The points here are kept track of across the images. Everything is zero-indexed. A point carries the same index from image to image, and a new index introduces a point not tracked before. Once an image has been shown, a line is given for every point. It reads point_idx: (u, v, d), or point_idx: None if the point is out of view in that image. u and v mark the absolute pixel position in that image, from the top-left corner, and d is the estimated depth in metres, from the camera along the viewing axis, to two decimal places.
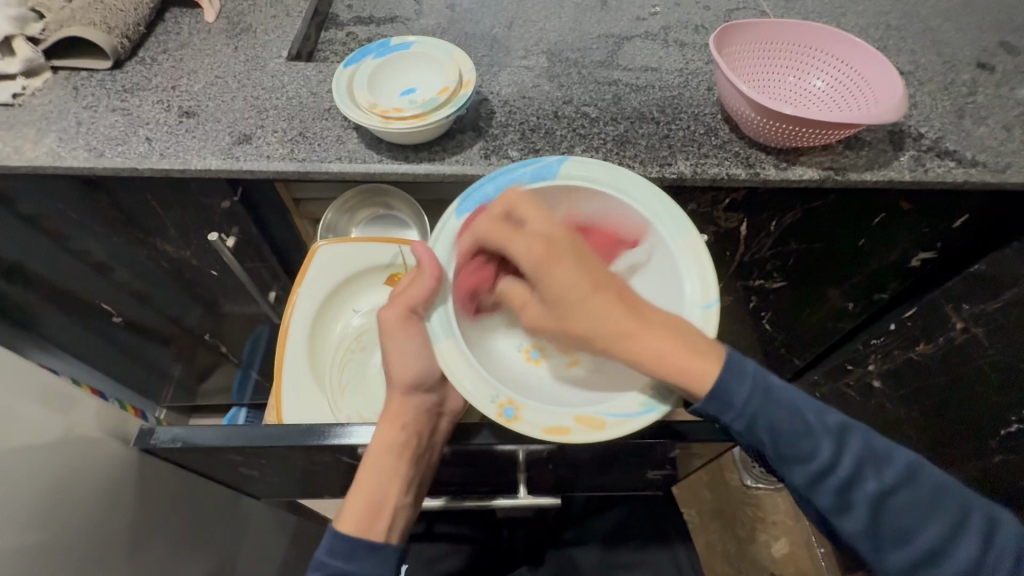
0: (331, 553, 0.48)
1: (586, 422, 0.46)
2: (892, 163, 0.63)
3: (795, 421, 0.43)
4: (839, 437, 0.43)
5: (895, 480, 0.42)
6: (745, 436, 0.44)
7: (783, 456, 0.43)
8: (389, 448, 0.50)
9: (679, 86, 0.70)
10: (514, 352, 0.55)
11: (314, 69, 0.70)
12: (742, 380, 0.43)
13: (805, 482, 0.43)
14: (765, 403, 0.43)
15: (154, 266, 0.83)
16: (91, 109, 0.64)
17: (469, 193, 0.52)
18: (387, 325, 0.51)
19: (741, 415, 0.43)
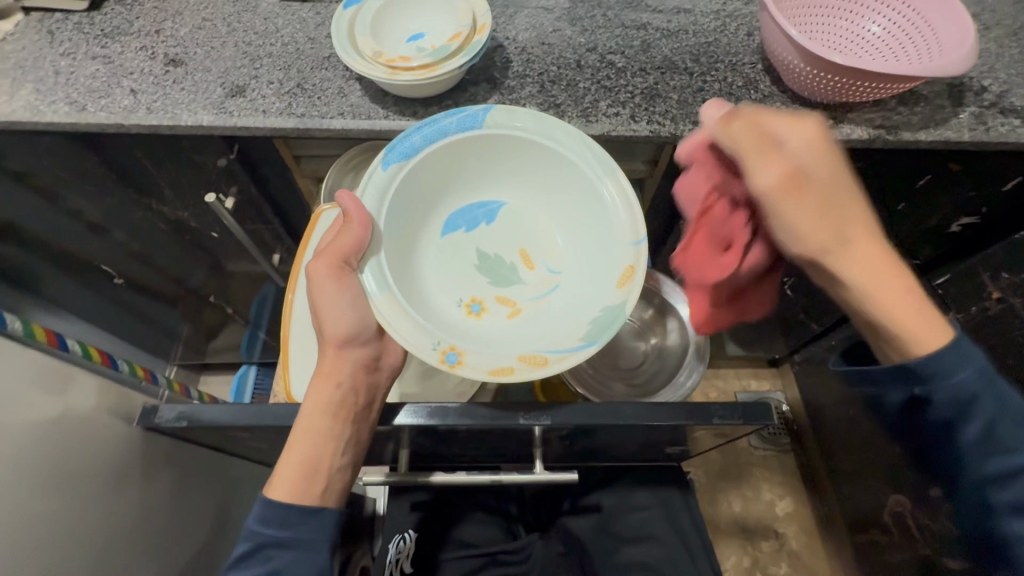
0: (263, 520, 0.45)
1: (529, 360, 0.45)
2: (950, 121, 0.57)
3: (1015, 414, 0.42)
4: (968, 390, 0.41)
5: (995, 424, 0.41)
6: (975, 405, 0.41)
7: (956, 422, 0.42)
8: (325, 408, 0.48)
9: (715, 31, 0.63)
10: (454, 308, 0.51)
11: (311, 10, 0.63)
12: (962, 354, 0.41)
13: (964, 455, 0.43)
14: (1000, 399, 0.41)
15: (152, 226, 0.79)
16: (68, 56, 0.58)
17: (396, 145, 0.51)
18: (322, 277, 0.48)
19: (957, 392, 0.41)
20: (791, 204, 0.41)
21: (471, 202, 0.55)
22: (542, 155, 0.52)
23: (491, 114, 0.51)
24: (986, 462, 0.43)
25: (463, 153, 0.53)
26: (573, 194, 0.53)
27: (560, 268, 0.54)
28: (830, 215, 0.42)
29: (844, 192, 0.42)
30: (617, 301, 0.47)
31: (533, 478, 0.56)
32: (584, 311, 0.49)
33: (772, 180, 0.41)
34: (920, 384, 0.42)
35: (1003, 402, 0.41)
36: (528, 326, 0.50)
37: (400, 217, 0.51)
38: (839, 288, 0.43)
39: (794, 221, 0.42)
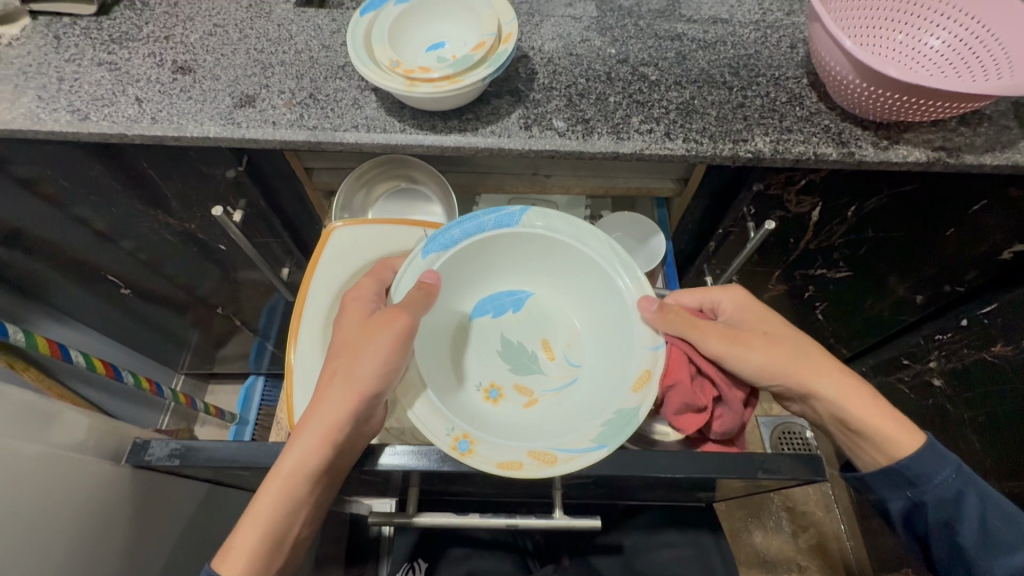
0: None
1: (538, 456, 0.42)
2: (1018, 143, 0.52)
3: (1001, 514, 0.42)
4: (950, 489, 0.42)
5: (987, 522, 0.42)
6: (952, 508, 0.43)
7: (947, 521, 0.43)
8: (306, 474, 0.43)
9: (756, 43, 0.59)
10: (472, 392, 0.49)
11: (327, 17, 0.60)
12: (938, 455, 0.43)
13: (965, 557, 0.44)
14: (982, 498, 0.42)
15: (158, 237, 0.76)
16: (74, 62, 0.56)
17: (436, 235, 0.51)
18: (379, 344, 0.45)
19: (940, 490, 0.43)
20: (744, 346, 0.47)
21: (499, 290, 0.54)
22: (571, 256, 0.51)
23: (529, 216, 0.51)
24: (985, 563, 0.43)
25: (498, 250, 0.52)
26: (598, 294, 0.51)
27: (581, 362, 0.51)
28: (780, 349, 0.48)
29: (778, 332, 0.49)
30: (632, 405, 0.44)
31: (551, 523, 0.51)
32: (595, 413, 0.45)
33: (718, 340, 0.47)
34: (911, 483, 0.44)
35: (988, 501, 0.42)
36: (542, 421, 0.47)
37: (429, 309, 0.50)
38: (814, 402, 0.48)
39: (749, 360, 0.47)
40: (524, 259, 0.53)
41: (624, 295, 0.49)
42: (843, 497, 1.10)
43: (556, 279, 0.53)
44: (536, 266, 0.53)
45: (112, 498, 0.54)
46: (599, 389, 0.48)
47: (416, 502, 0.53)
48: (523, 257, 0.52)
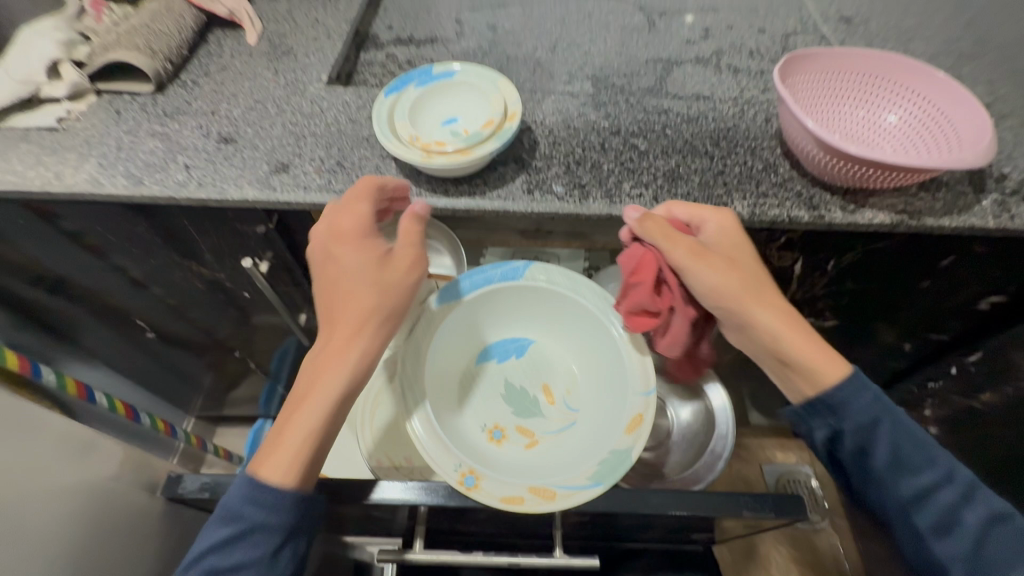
0: (247, 501, 0.43)
1: (539, 492, 0.45)
2: (974, 208, 0.58)
3: (912, 436, 0.46)
4: (873, 412, 0.45)
5: (900, 447, 0.45)
6: (874, 430, 0.45)
7: (867, 446, 0.46)
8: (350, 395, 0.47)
9: (734, 116, 0.67)
10: (477, 433, 0.52)
11: (354, 94, 0.68)
12: (858, 379, 0.46)
13: (881, 482, 0.46)
14: (896, 419, 0.45)
15: (188, 284, 0.82)
16: (131, 133, 0.63)
17: (447, 286, 0.56)
18: (406, 297, 0.49)
19: (861, 414, 0.45)
20: (709, 266, 0.48)
21: (504, 338, 0.58)
22: (569, 307, 0.56)
23: (533, 270, 0.56)
24: (898, 483, 0.45)
25: (502, 301, 0.57)
26: (594, 343, 0.56)
27: (579, 406, 0.55)
28: (738, 275, 0.49)
29: (747, 259, 0.50)
30: (625, 446, 0.47)
31: (552, 561, 0.53)
32: (591, 452, 0.49)
33: (686, 252, 0.48)
34: (838, 408, 0.46)
35: (902, 426, 0.46)
36: (543, 461, 0.50)
37: (439, 353, 0.54)
38: (752, 332, 0.49)
39: (709, 280, 0.48)
40: (526, 309, 0.58)
41: (618, 342, 0.53)
42: (852, 548, 1.07)
43: (556, 328, 0.58)
44: (537, 316, 0.58)
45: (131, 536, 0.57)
46: (596, 430, 0.51)
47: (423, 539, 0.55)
48: (525, 307, 0.57)
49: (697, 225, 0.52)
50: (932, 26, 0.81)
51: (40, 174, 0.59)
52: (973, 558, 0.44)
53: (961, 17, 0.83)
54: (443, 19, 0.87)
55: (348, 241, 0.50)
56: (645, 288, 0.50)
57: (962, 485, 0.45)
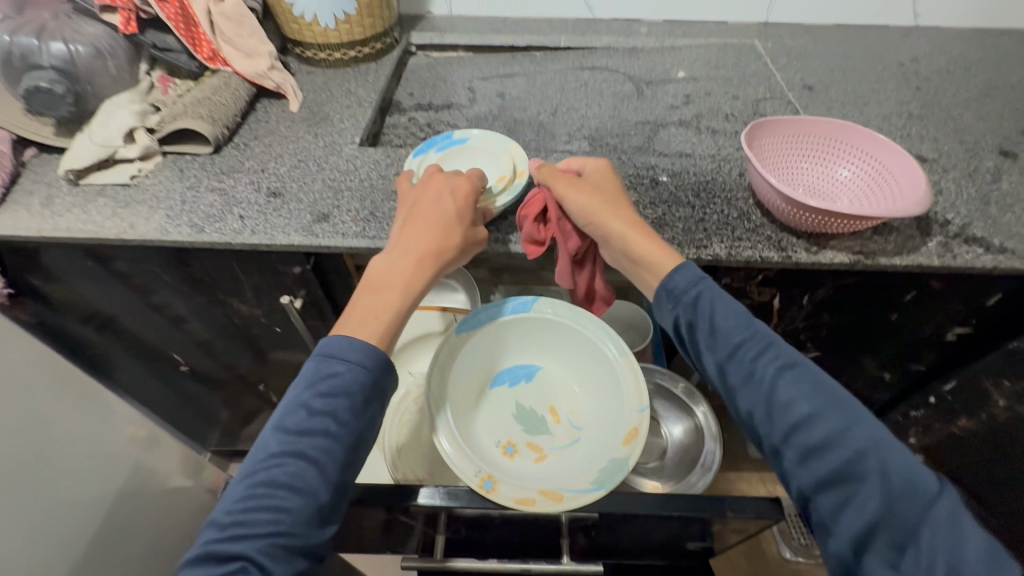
0: (340, 348, 0.50)
1: (549, 494, 0.52)
2: (921, 249, 0.67)
3: (724, 304, 0.52)
4: (695, 291, 0.54)
5: (722, 322, 0.52)
6: (694, 304, 0.53)
7: (693, 319, 0.53)
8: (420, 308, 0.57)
9: (712, 171, 0.77)
10: (493, 447, 0.59)
11: (384, 154, 0.79)
12: (688, 269, 0.55)
13: (703, 348, 0.52)
14: (712, 294, 0.53)
15: (226, 322, 0.90)
16: (193, 189, 0.74)
17: (466, 318, 0.64)
18: (473, 244, 0.61)
19: (685, 291, 0.54)
20: (572, 190, 0.63)
21: (515, 364, 0.66)
22: (572, 336, 0.64)
23: (541, 304, 0.64)
24: (711, 344, 0.51)
25: (514, 331, 0.65)
26: (595, 367, 0.63)
27: (582, 424, 0.62)
28: (600, 197, 0.62)
29: (613, 192, 0.64)
30: (623, 455, 0.55)
31: (560, 568, 0.59)
32: (594, 462, 0.56)
33: (563, 184, 0.63)
34: (670, 290, 0.55)
35: (719, 301, 0.53)
36: (551, 471, 0.57)
37: (459, 376, 0.62)
38: (610, 239, 0.61)
39: (575, 199, 0.62)
40: (535, 337, 0.65)
41: (616, 366, 0.61)
42: None
43: (561, 355, 0.66)
44: (545, 344, 0.66)
45: None
46: (598, 443, 0.58)
47: (443, 549, 0.61)
48: (534, 336, 0.65)
49: (581, 171, 0.68)
50: (884, 92, 0.93)
51: (116, 225, 0.69)
52: (770, 398, 0.47)
53: (910, 84, 0.95)
54: (458, 87, 1.00)
55: (455, 192, 0.61)
56: (534, 220, 0.64)
57: (764, 340, 0.49)
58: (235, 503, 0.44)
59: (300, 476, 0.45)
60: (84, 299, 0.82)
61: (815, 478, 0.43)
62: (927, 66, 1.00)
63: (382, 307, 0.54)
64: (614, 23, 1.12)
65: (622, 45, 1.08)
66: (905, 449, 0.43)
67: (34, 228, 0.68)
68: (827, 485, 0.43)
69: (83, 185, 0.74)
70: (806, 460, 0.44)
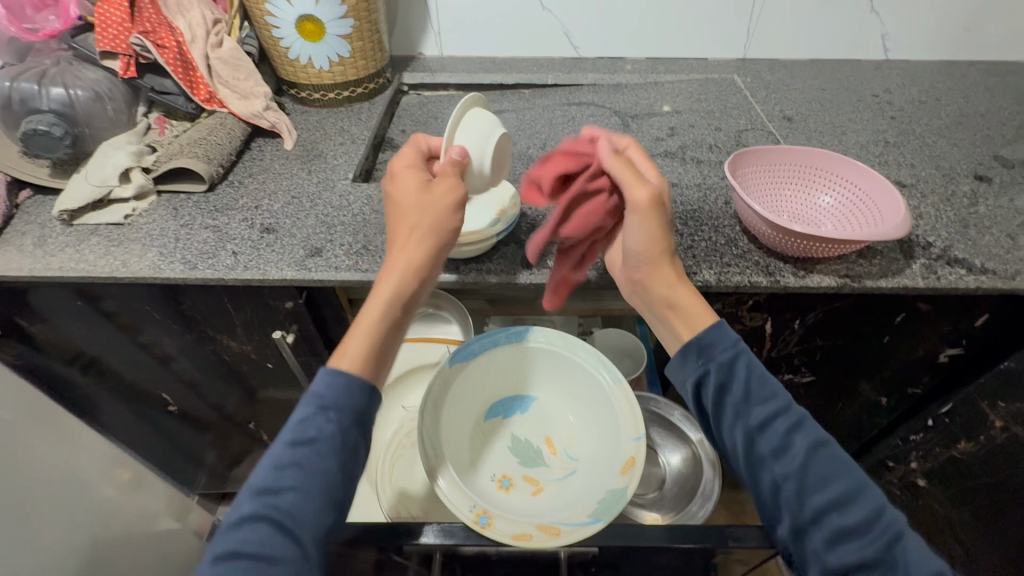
0: (331, 385, 0.48)
1: (546, 529, 0.51)
2: (905, 271, 0.68)
3: (756, 370, 0.51)
4: (732, 357, 0.51)
5: (757, 393, 0.50)
6: (725, 369, 0.51)
7: (730, 386, 0.50)
8: (395, 299, 0.52)
9: (699, 200, 0.79)
10: (487, 481, 0.58)
11: (376, 189, 0.81)
12: (723, 332, 0.52)
13: (731, 415, 0.50)
14: (742, 357, 0.51)
15: (217, 359, 0.89)
16: (187, 226, 0.74)
17: (459, 349, 0.63)
18: (438, 212, 0.55)
19: (719, 355, 0.51)
20: (631, 210, 0.54)
21: (508, 395, 0.65)
22: (566, 365, 0.64)
23: (534, 334, 0.65)
24: (744, 413, 0.49)
25: (508, 360, 0.65)
26: (589, 396, 0.63)
27: (579, 456, 0.61)
28: (662, 231, 0.56)
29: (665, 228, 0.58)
30: (621, 485, 0.54)
31: None
32: (591, 494, 0.55)
33: (635, 191, 0.54)
34: (702, 350, 0.52)
35: (754, 370, 0.51)
36: (548, 506, 0.56)
37: (453, 408, 0.61)
38: (654, 284, 0.56)
39: (637, 223, 0.55)
40: (529, 367, 0.65)
41: (611, 394, 0.61)
42: None
43: (555, 385, 0.65)
44: (538, 375, 0.65)
45: None
46: (596, 474, 0.57)
47: None
48: (527, 366, 0.65)
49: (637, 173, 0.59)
50: (860, 121, 0.97)
51: (109, 263, 0.69)
52: (804, 476, 0.46)
53: (885, 114, 0.99)
54: (448, 124, 1.03)
55: (399, 168, 0.57)
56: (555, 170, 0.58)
57: (796, 412, 0.49)
58: (229, 531, 0.43)
59: (291, 494, 0.43)
60: (73, 339, 0.81)
61: (842, 559, 0.44)
62: (900, 97, 1.04)
63: (374, 333, 0.51)
64: (599, 61, 1.16)
65: (607, 81, 1.12)
66: (916, 536, 0.46)
67: (25, 268, 0.68)
68: (854, 567, 0.44)
69: (77, 224, 0.74)
70: (832, 540, 0.45)
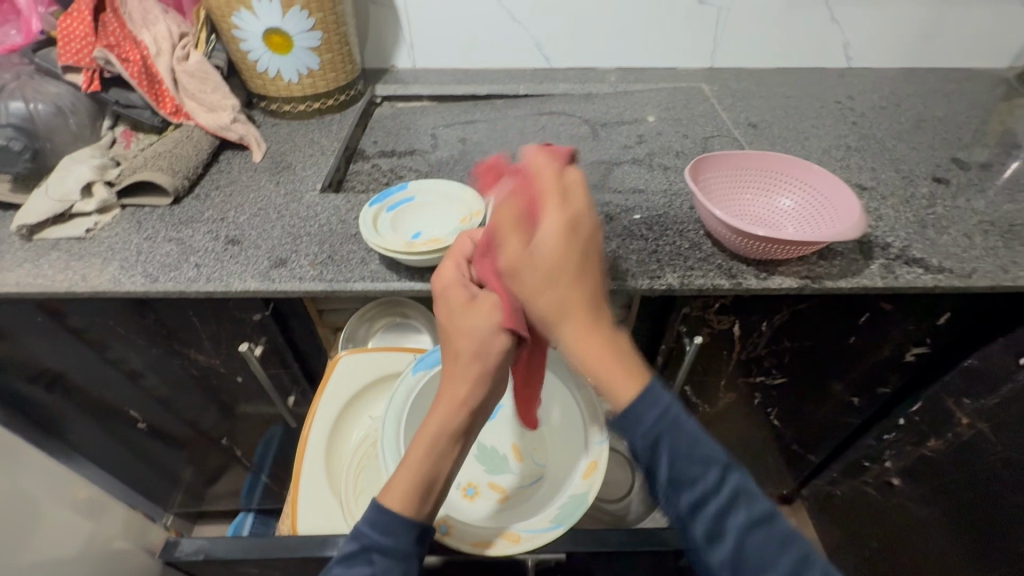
0: (373, 523, 0.45)
1: (505, 534, 0.51)
2: (864, 271, 0.69)
3: (684, 444, 0.39)
4: (655, 431, 0.38)
5: (689, 471, 0.38)
6: (648, 444, 0.39)
7: (654, 466, 0.39)
8: (447, 431, 0.47)
9: (664, 206, 0.80)
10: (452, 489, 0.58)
11: (344, 199, 0.81)
12: (642, 393, 0.39)
13: (658, 495, 0.40)
14: (670, 427, 0.38)
15: (186, 374, 0.88)
16: (150, 239, 0.73)
17: (424, 357, 0.65)
18: (485, 334, 0.49)
19: (639, 428, 0.39)
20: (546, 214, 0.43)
21: None
22: None
23: None
24: (670, 501, 0.38)
25: None
26: (556, 402, 0.64)
27: (545, 462, 0.61)
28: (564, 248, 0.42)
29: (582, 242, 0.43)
30: (582, 489, 0.54)
31: None
32: (554, 498, 0.55)
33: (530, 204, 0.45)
34: (620, 427, 0.40)
35: (678, 442, 0.38)
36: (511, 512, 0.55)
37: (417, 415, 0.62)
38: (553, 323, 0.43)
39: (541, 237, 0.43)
40: None
41: (575, 400, 0.62)
42: None
43: (522, 391, 0.66)
44: None
45: None
46: (560, 478, 0.57)
47: None
48: None
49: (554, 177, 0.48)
50: (823, 127, 0.99)
51: (68, 277, 0.68)
52: (738, 568, 0.37)
53: (847, 119, 1.01)
54: (421, 134, 1.04)
55: (445, 292, 0.53)
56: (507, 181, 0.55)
57: (729, 488, 0.38)
58: None
59: None
60: (34, 356, 0.80)
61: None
62: (862, 103, 1.06)
63: (419, 471, 0.46)
64: (570, 71, 1.18)
65: (578, 91, 1.14)
66: None
67: None
68: None
69: (36, 240, 0.73)
70: None
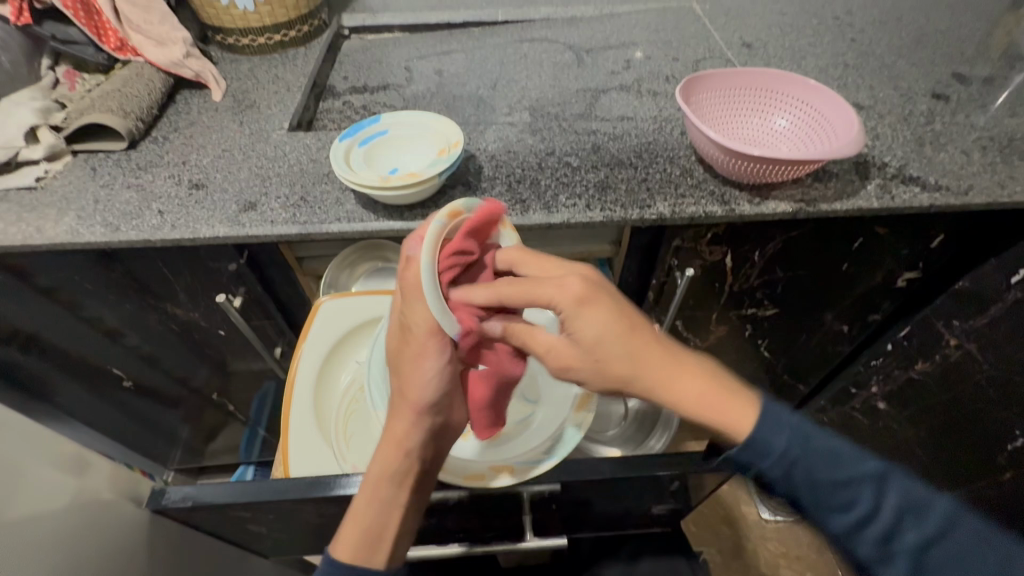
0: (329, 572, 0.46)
1: (499, 469, 0.54)
2: (860, 192, 0.67)
3: (818, 461, 0.37)
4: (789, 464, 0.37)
5: (830, 484, 0.37)
6: (783, 482, 0.38)
7: (815, 503, 0.38)
8: (390, 475, 0.48)
9: (654, 132, 0.76)
10: None
11: (314, 137, 0.75)
12: (775, 424, 0.38)
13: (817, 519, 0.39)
14: (807, 448, 0.37)
15: (165, 330, 0.85)
16: (107, 187, 0.69)
17: None
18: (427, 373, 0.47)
19: (773, 460, 0.37)
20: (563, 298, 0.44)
21: None
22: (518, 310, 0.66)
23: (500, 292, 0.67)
24: (822, 521, 0.38)
25: None
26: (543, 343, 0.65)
27: (537, 398, 0.62)
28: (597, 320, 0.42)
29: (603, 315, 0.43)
30: (574, 423, 0.57)
31: (522, 546, 0.58)
32: (546, 432, 0.58)
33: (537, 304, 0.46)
34: (747, 463, 0.38)
35: (815, 457, 0.37)
36: (503, 449, 0.57)
37: None
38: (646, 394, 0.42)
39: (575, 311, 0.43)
40: None
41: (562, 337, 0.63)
42: None
43: None
44: None
45: (136, 547, 0.61)
46: (554, 416, 0.59)
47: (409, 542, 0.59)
48: None
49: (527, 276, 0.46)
50: (820, 45, 0.93)
51: (21, 230, 0.64)
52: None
53: (845, 36, 0.96)
54: (394, 67, 0.97)
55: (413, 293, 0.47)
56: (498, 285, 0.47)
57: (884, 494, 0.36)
58: None
59: None
60: None
61: None
62: (861, 18, 1.00)
63: (373, 523, 0.47)
64: None
65: (561, 16, 1.06)
66: None
67: None
68: None
69: None
70: None
